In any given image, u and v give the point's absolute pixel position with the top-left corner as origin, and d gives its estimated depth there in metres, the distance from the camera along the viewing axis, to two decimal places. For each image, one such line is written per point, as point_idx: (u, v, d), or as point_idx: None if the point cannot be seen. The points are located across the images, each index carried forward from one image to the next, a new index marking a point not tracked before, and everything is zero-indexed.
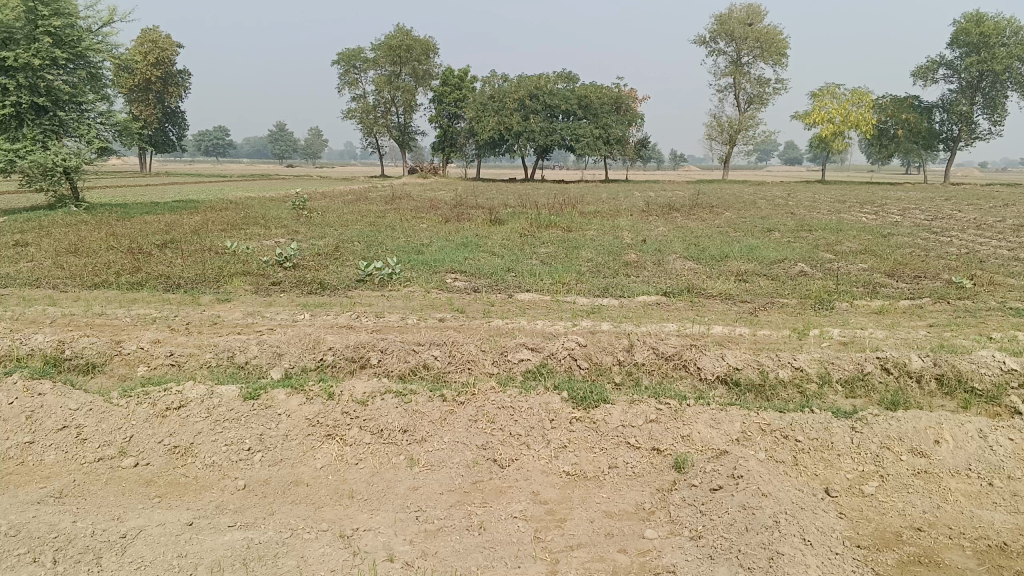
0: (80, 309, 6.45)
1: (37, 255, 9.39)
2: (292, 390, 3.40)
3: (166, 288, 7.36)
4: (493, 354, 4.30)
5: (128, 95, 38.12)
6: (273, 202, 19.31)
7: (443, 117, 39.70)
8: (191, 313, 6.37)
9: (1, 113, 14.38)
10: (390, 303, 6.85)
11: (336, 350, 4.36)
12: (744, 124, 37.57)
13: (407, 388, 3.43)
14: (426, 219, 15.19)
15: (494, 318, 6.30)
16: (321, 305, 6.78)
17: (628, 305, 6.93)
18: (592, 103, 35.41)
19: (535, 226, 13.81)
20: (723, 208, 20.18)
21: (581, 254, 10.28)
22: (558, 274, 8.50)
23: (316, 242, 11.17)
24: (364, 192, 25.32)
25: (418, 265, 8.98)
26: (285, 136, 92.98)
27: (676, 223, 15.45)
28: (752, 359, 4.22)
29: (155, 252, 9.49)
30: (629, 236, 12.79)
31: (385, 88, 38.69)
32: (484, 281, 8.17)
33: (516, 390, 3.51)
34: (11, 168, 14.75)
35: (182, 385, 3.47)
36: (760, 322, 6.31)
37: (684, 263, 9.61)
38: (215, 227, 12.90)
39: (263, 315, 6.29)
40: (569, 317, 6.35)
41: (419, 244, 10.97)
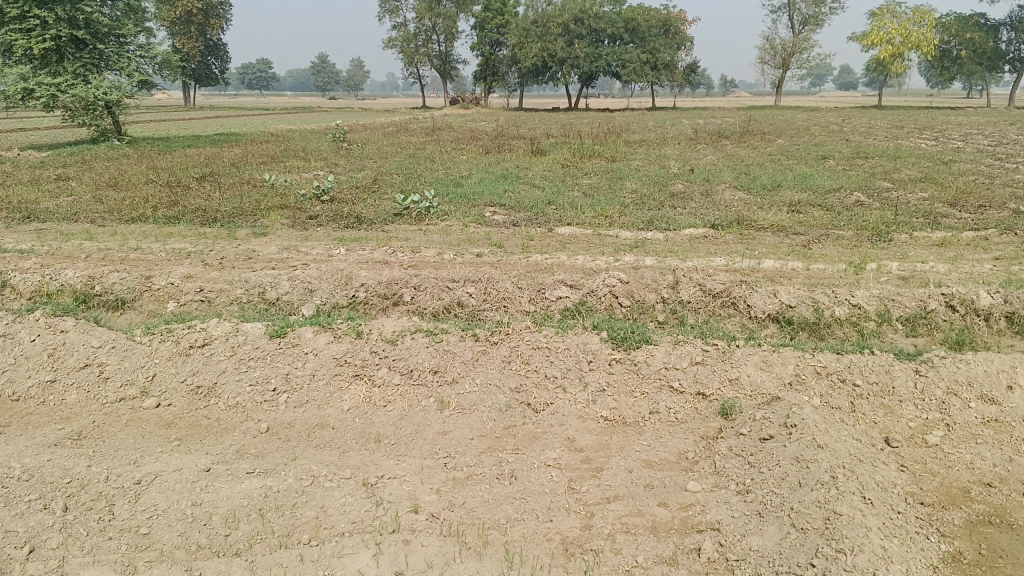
0: (117, 244, 6.41)
1: (78, 190, 9.39)
2: (318, 328, 3.26)
3: (202, 223, 7.29)
4: (530, 291, 4.12)
5: (170, 28, 37.94)
6: (314, 135, 19.17)
7: (485, 45, 38.86)
8: (227, 247, 6.29)
9: (42, 46, 14.29)
10: (427, 237, 6.68)
11: (367, 286, 4.22)
12: (798, 48, 36.07)
13: (438, 326, 3.27)
14: (467, 150, 14.91)
15: (533, 252, 6.10)
16: (357, 239, 6.64)
17: (673, 239, 6.66)
18: (638, 27, 34.26)
19: (578, 156, 13.46)
20: (775, 135, 19.48)
21: (625, 184, 9.97)
22: (601, 206, 8.23)
23: (355, 175, 11.01)
24: (406, 123, 25.02)
25: (457, 198, 8.78)
26: (327, 67, 92.33)
27: (724, 152, 14.93)
28: (806, 296, 3.98)
29: (193, 186, 9.43)
30: (676, 166, 12.38)
31: (426, 16, 37.91)
32: (524, 214, 7.94)
33: (553, 330, 3.33)
34: (54, 103, 14.73)
35: (206, 322, 3.36)
36: (813, 256, 6.01)
37: (732, 193, 9.25)
38: (255, 160, 12.83)
39: (299, 250, 6.18)
40: (611, 252, 6.12)
41: (459, 177, 10.74)
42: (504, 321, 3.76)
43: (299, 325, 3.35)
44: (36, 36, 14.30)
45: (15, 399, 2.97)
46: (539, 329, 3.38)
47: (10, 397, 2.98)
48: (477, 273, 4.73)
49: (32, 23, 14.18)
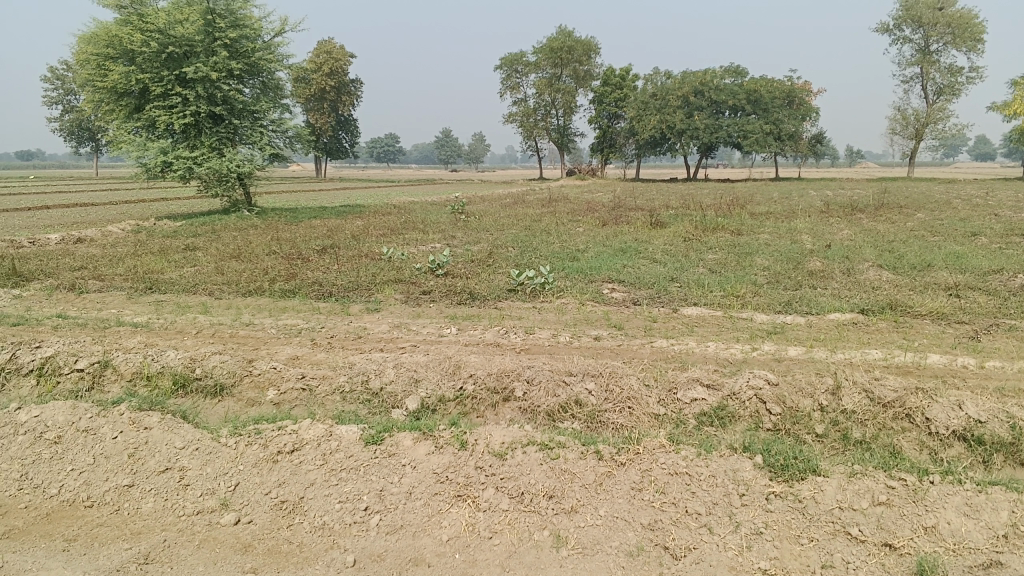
0: (230, 318, 6.31)
1: (203, 260, 9.58)
2: (419, 435, 2.88)
3: (317, 296, 7.16)
4: (659, 390, 3.62)
5: (305, 104, 40.05)
6: (433, 206, 19.42)
7: (604, 118, 39.04)
8: (338, 324, 6.07)
9: (181, 122, 15.14)
10: (542, 317, 6.29)
11: (477, 377, 3.81)
12: (933, 118, 34.34)
13: (555, 438, 2.85)
14: (584, 222, 14.57)
15: (659, 337, 5.57)
16: (470, 317, 6.31)
17: (816, 325, 6.00)
18: (761, 99, 33.55)
19: (700, 229, 12.88)
20: (914, 209, 18.22)
21: (754, 261, 9.34)
22: (730, 285, 7.63)
23: (471, 247, 10.83)
24: (523, 194, 25.13)
25: (574, 274, 8.38)
26: (449, 140, 95.56)
27: (860, 227, 13.96)
28: (998, 408, 3.31)
29: (312, 258, 9.44)
30: (808, 241, 11.58)
31: (546, 90, 38.50)
32: (646, 292, 7.44)
33: (689, 448, 2.83)
34: (190, 174, 15.49)
35: (297, 423, 3.05)
36: (986, 350, 5.22)
37: (877, 273, 8.47)
38: (375, 232, 12.95)
39: (409, 328, 5.91)
40: (745, 339, 5.52)
41: (577, 250, 10.37)
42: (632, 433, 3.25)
43: (398, 430, 2.99)
44: (177, 113, 15.16)
45: (88, 505, 2.69)
46: (675, 443, 2.90)
47: (83, 502, 2.70)
48: (597, 364, 4.26)
49: (174, 101, 15.01)
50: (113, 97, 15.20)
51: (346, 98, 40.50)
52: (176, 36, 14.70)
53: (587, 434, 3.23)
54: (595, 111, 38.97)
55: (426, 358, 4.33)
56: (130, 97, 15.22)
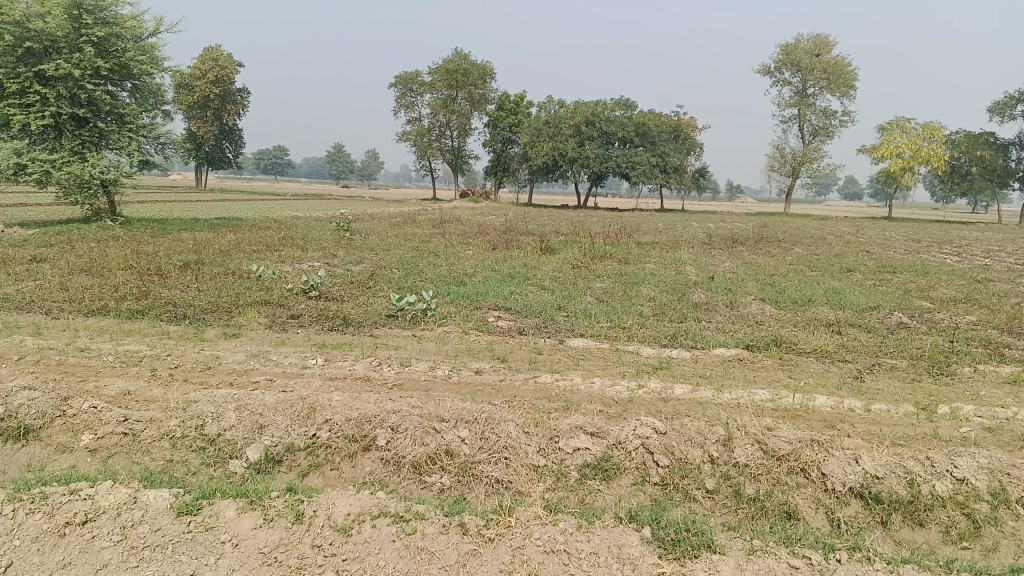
0: (64, 341, 5.58)
1: (47, 274, 8.64)
2: (245, 505, 2.56)
3: (170, 319, 6.47)
4: (539, 438, 3.26)
5: (187, 112, 38.19)
6: (316, 223, 18.67)
7: (497, 142, 39.10)
8: (189, 353, 5.45)
9: (39, 123, 13.85)
10: (420, 346, 5.86)
11: (335, 424, 3.35)
12: (808, 157, 36.06)
13: (411, 508, 2.60)
14: (472, 245, 14.23)
15: (543, 371, 5.24)
16: (341, 346, 5.80)
17: (703, 361, 5.81)
18: (650, 130, 34.34)
19: (589, 257, 12.75)
20: (791, 243, 18.83)
21: (641, 291, 9.22)
22: (617, 315, 7.42)
23: (351, 268, 10.30)
24: (413, 214, 24.62)
25: (458, 299, 8.00)
26: (341, 157, 93.92)
27: (742, 259, 14.20)
28: (895, 463, 3.11)
29: (172, 275, 8.66)
30: (694, 272, 11.62)
31: (440, 111, 38.17)
32: (532, 320, 7.14)
33: (574, 522, 2.60)
34: (47, 179, 14.22)
35: (92, 484, 2.68)
36: (870, 391, 5.13)
37: (760, 307, 8.50)
38: (249, 248, 12.20)
39: (271, 357, 5.36)
40: (632, 375, 5.24)
41: (463, 275, 9.99)
42: (507, 498, 2.87)
43: (223, 495, 2.65)
44: (35, 112, 13.84)
45: None
46: (552, 513, 2.66)
47: None
48: (473, 404, 3.87)
49: (32, 99, 13.76)
50: None
51: (231, 108, 38.88)
52: (35, 29, 13.52)
53: (454, 502, 2.84)
54: (489, 134, 38.99)
55: (280, 397, 3.84)
56: None
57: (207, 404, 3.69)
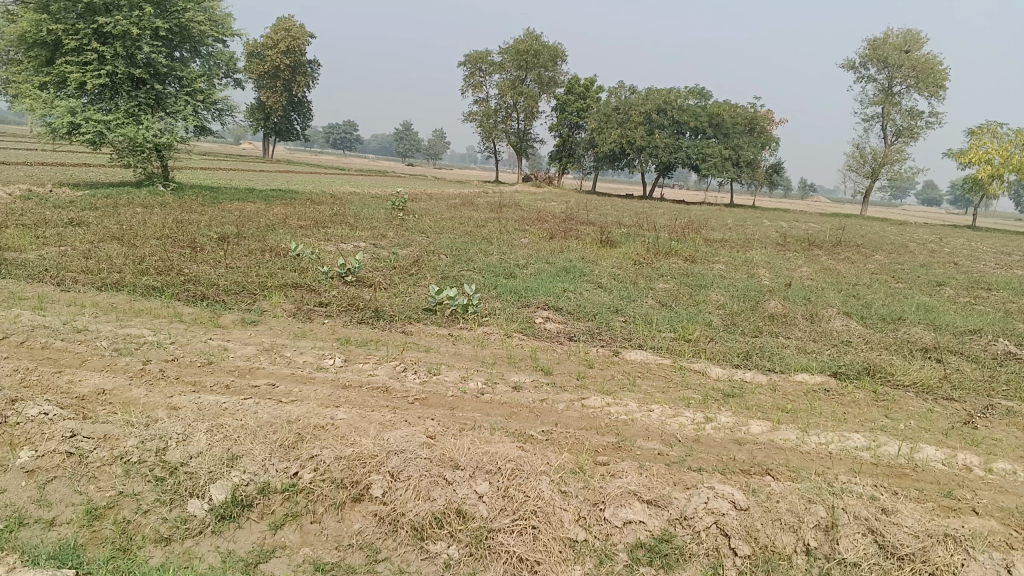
0: (63, 318, 5.04)
1: (78, 239, 8.21)
2: None
3: (187, 299, 5.88)
4: (580, 503, 2.55)
5: (257, 81, 38.23)
6: (373, 200, 18.20)
7: (565, 126, 38.33)
8: (195, 342, 4.83)
9: (96, 82, 13.63)
10: (454, 349, 5.17)
11: (323, 462, 2.71)
12: (890, 159, 34.29)
13: None
14: (529, 233, 13.51)
15: (592, 392, 4.47)
16: (366, 343, 5.12)
17: (781, 389, 4.97)
18: (724, 122, 33.00)
19: (652, 252, 11.92)
20: (871, 249, 17.61)
21: (709, 295, 8.39)
22: (681, 324, 6.61)
23: (397, 251, 9.72)
24: (472, 196, 23.99)
25: (506, 294, 7.30)
26: (409, 135, 94.14)
27: (819, 265, 13.17)
28: None
29: (206, 249, 8.14)
30: (767, 276, 10.69)
31: (508, 92, 37.50)
32: (584, 325, 6.39)
33: None
34: (101, 140, 13.95)
35: None
36: (988, 442, 4.25)
37: (843, 323, 7.60)
38: (296, 223, 11.72)
39: (284, 352, 4.73)
40: (699, 403, 4.45)
41: (514, 266, 9.29)
42: None
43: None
44: (92, 71, 13.62)
45: None
46: None
47: None
48: (501, 443, 3.16)
49: (89, 57, 13.51)
50: (22, 46, 13.69)
51: (302, 79, 38.75)
52: None
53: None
54: (556, 119, 38.24)
55: (269, 417, 3.19)
56: (42, 48, 13.75)
57: (182, 419, 3.07)
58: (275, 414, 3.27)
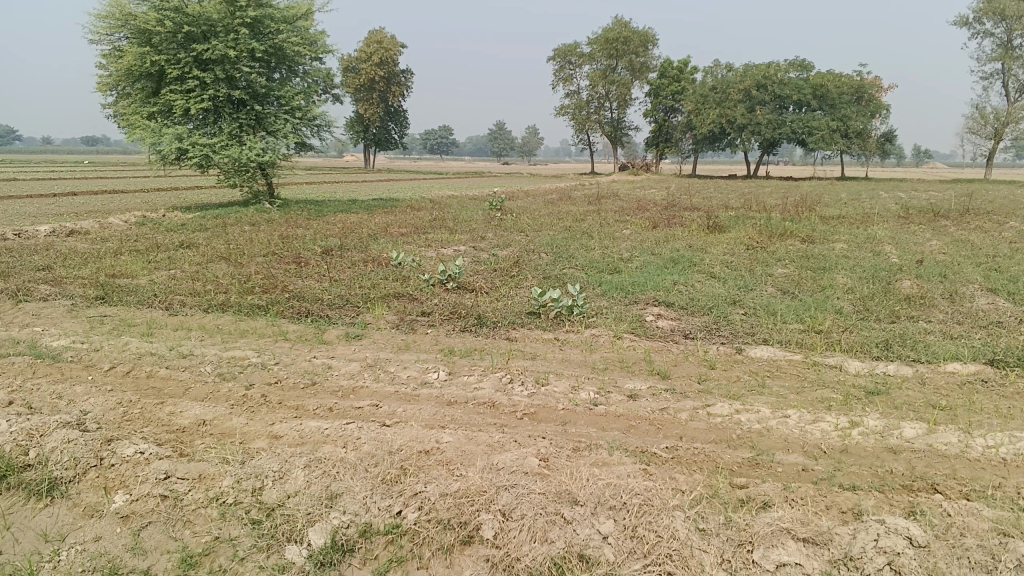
0: (170, 343, 5.04)
1: (188, 261, 8.37)
2: None
3: (290, 317, 5.81)
4: (721, 542, 2.30)
5: (353, 94, 39.04)
6: (471, 202, 18.14)
7: (661, 111, 37.46)
8: (298, 360, 4.71)
9: (199, 107, 14.04)
10: (563, 355, 4.88)
11: (428, 500, 2.50)
12: (1016, 117, 31.82)
13: None
14: (631, 224, 13.08)
15: (717, 397, 4.09)
16: (470, 353, 4.89)
17: (931, 383, 4.45)
18: (830, 93, 31.40)
19: (764, 236, 11.31)
20: (1004, 216, 16.28)
21: (833, 279, 7.80)
22: (807, 313, 6.10)
23: (498, 252, 9.53)
24: (569, 190, 23.66)
25: (613, 291, 6.96)
26: (503, 134, 94.62)
27: (950, 237, 12.18)
28: None
29: (309, 263, 8.14)
30: (894, 254, 9.92)
31: (600, 82, 36.94)
32: (700, 320, 5.99)
33: None
34: (207, 164, 14.36)
35: None
36: None
37: (989, 301, 6.89)
38: (396, 230, 11.72)
39: (387, 366, 4.55)
40: (839, 406, 4.01)
41: (619, 260, 8.92)
42: None
43: None
44: (195, 97, 14.04)
45: None
46: None
47: None
48: (621, 469, 2.86)
49: (191, 84, 13.92)
50: (130, 80, 14.29)
51: (396, 88, 39.32)
52: (193, 13, 13.54)
53: None
54: (651, 105, 37.42)
55: (370, 447, 3.00)
56: (148, 80, 14.30)
57: (280, 453, 2.91)
58: (376, 444, 3.07)
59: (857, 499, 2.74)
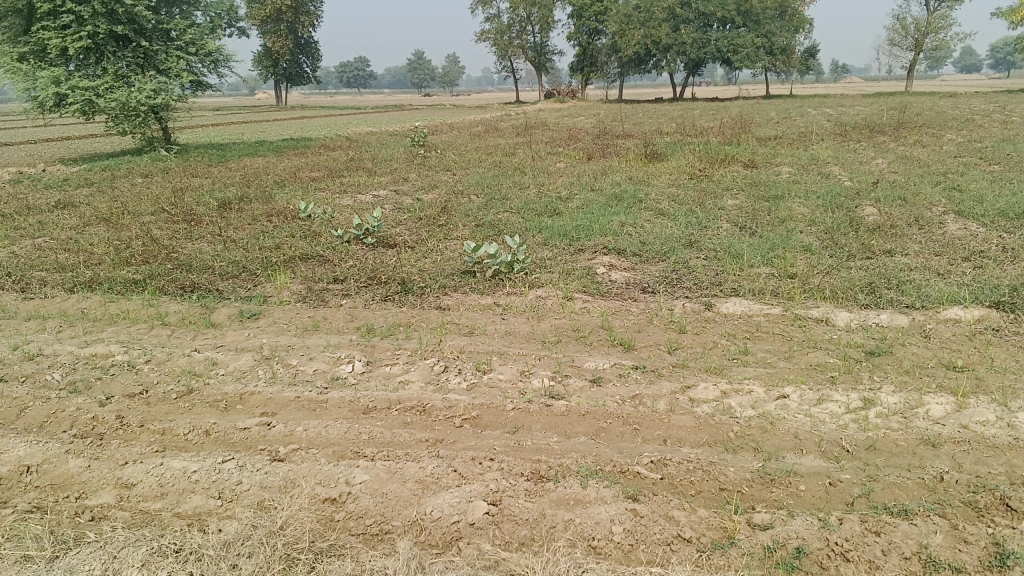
0: (16, 339, 4.05)
1: (62, 225, 7.22)
2: None
3: (174, 293, 4.83)
4: None
5: (260, 27, 36.61)
6: (392, 138, 16.99)
7: (584, 34, 36.34)
8: (174, 354, 3.77)
9: (76, 46, 12.45)
10: (506, 327, 4.06)
11: None
12: (934, 27, 31.84)
13: None
14: (565, 156, 12.22)
15: (697, 374, 3.35)
16: (393, 330, 4.03)
17: (937, 337, 3.79)
18: (753, 9, 30.79)
19: (706, 162, 10.64)
20: (938, 129, 16.00)
21: (791, 209, 7.16)
22: (774, 254, 5.41)
23: (423, 196, 8.61)
24: (495, 121, 22.58)
25: (556, 238, 6.16)
26: (423, 65, 91.72)
27: (894, 154, 11.71)
28: None
29: (204, 221, 7.08)
30: (844, 176, 9.38)
31: (521, 5, 35.46)
32: (657, 268, 5.25)
33: None
34: (92, 109, 12.83)
35: None
36: None
37: (961, 225, 6.34)
38: (309, 175, 10.63)
39: (289, 356, 3.67)
40: (844, 377, 3.30)
41: (557, 199, 8.10)
42: None
43: None
44: (71, 34, 12.44)
45: None
46: None
47: None
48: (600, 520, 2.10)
49: (66, 19, 12.32)
50: None
51: (305, 19, 37.05)
52: None
53: None
54: (574, 27, 36.26)
55: (249, 516, 2.16)
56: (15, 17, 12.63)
57: (113, 543, 2.05)
58: (262, 507, 2.23)
59: (919, 539, 2.05)
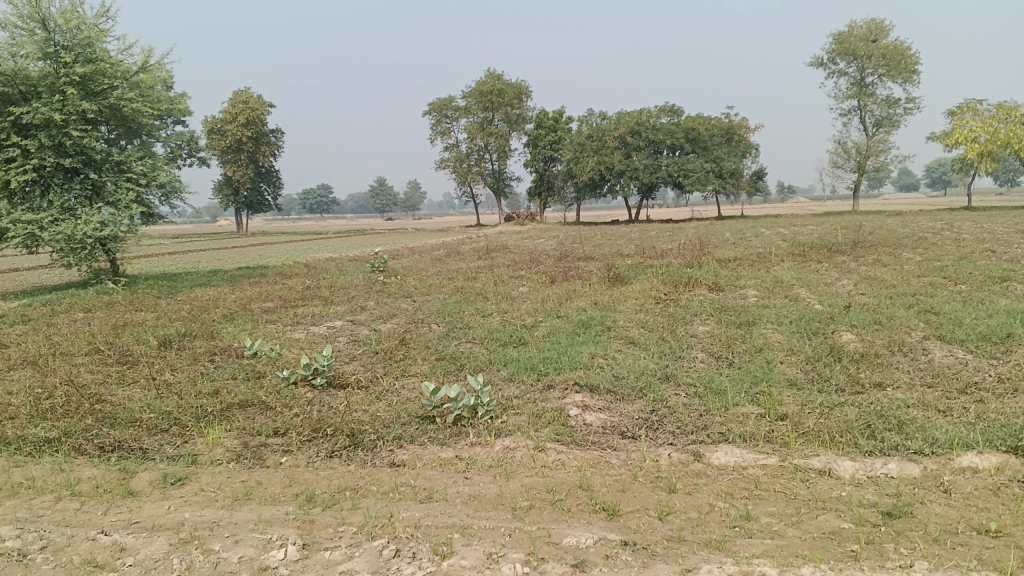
0: None
1: None
2: None
3: (90, 453, 4.22)
4: None
5: (221, 156, 36.89)
6: (350, 264, 16.67)
7: (540, 160, 37.24)
8: (75, 537, 3.15)
9: (21, 179, 12.09)
10: (471, 490, 3.53)
11: None
12: (875, 150, 33.21)
13: None
14: (526, 280, 11.95)
15: (698, 550, 2.84)
16: (340, 498, 3.47)
17: (957, 491, 3.35)
18: (702, 135, 31.86)
19: (670, 286, 10.43)
20: (893, 247, 16.19)
21: (766, 337, 6.83)
22: (759, 390, 5.00)
23: (380, 328, 8.17)
24: (456, 245, 22.52)
25: (522, 373, 5.71)
26: (384, 190, 93.38)
27: (857, 274, 11.63)
28: None
29: (139, 363, 6.51)
30: (812, 298, 9.19)
31: (478, 134, 36.35)
32: (635, 408, 4.79)
33: None
34: (35, 243, 12.37)
35: None
36: None
37: (946, 352, 6.04)
38: (260, 307, 10.16)
39: (212, 537, 3.07)
40: (867, 546, 2.83)
41: (521, 328, 7.70)
42: None
43: None
44: (16, 167, 12.10)
45: None
46: None
47: None
48: None
49: (11, 153, 12.00)
50: None
51: (265, 148, 37.46)
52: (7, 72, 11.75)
53: None
54: (530, 154, 37.27)
55: None
56: None
57: None
58: None
59: None
